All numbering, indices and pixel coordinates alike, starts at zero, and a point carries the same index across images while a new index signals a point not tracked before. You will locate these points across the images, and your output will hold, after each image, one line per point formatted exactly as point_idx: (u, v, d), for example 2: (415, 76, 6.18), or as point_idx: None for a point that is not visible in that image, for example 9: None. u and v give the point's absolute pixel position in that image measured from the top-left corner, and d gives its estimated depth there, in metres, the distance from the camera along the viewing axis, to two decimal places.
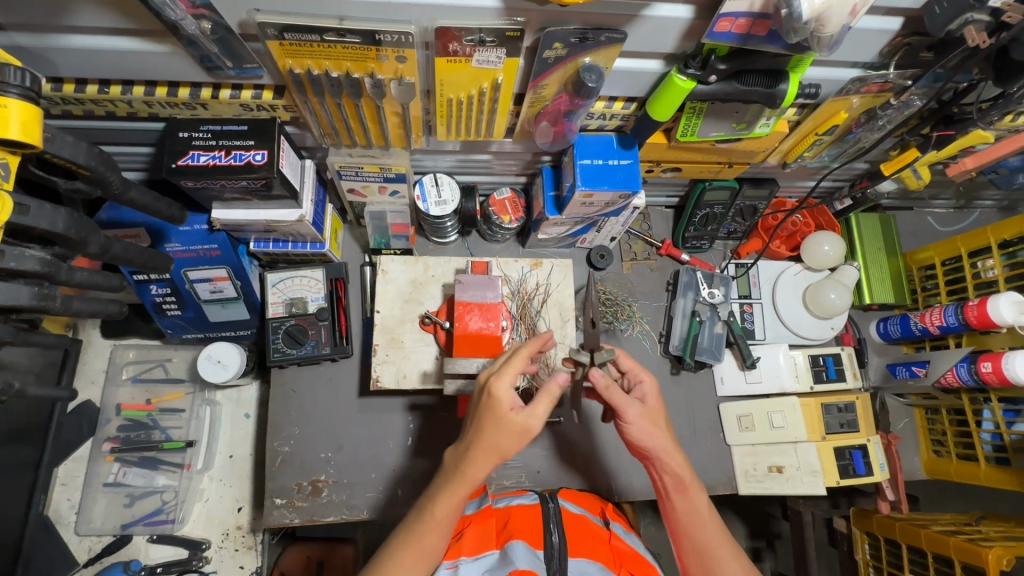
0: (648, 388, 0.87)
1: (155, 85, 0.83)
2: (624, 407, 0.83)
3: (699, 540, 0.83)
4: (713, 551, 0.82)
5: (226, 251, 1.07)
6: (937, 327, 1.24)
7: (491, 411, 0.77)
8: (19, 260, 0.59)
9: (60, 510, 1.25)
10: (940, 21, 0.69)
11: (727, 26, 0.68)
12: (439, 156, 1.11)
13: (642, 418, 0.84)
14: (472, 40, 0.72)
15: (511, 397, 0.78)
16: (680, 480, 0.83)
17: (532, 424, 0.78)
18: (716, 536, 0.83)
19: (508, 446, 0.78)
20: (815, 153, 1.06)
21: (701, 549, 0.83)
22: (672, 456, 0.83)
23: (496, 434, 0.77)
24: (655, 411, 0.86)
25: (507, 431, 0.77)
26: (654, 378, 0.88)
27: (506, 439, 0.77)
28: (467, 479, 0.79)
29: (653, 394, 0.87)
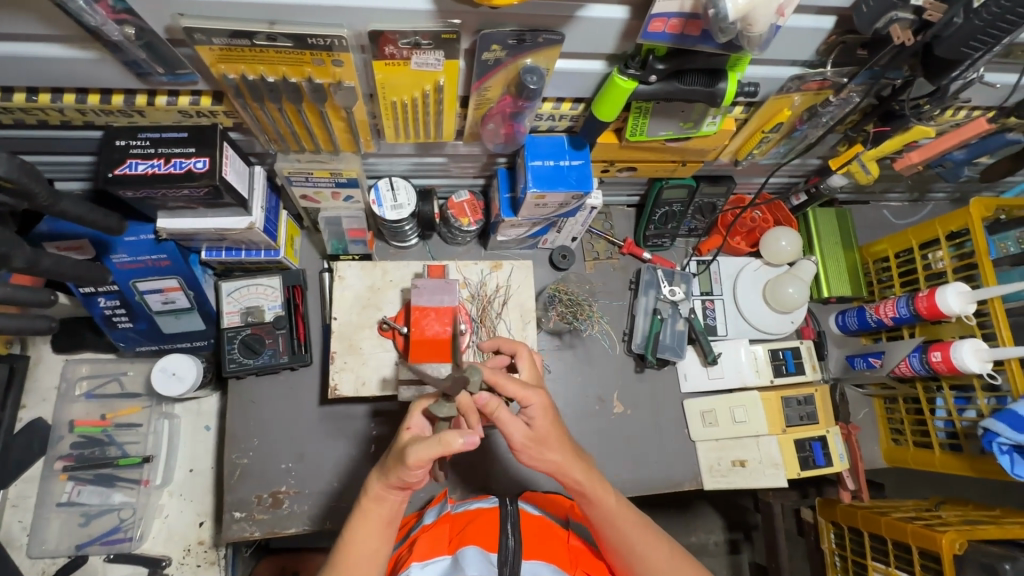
0: (536, 405, 0.83)
1: (86, 93, 0.80)
2: (510, 429, 0.82)
3: (616, 536, 0.86)
4: (633, 546, 0.85)
5: (176, 261, 1.05)
6: (891, 318, 1.26)
7: (398, 435, 0.81)
8: None
9: (12, 532, 1.21)
10: (868, 19, 0.70)
11: (660, 27, 0.68)
12: (394, 159, 1.10)
13: (531, 438, 0.82)
14: (408, 43, 0.71)
15: (418, 423, 0.81)
16: (582, 490, 0.85)
17: (404, 452, 0.74)
18: (630, 529, 0.86)
19: (395, 469, 0.76)
20: (766, 150, 1.07)
21: (623, 544, 0.86)
22: (569, 470, 0.84)
23: (391, 454, 0.79)
24: (545, 430, 0.83)
25: (394, 450, 0.78)
26: (543, 393, 0.82)
27: (393, 462, 0.77)
28: (369, 500, 0.80)
29: (540, 409, 0.83)
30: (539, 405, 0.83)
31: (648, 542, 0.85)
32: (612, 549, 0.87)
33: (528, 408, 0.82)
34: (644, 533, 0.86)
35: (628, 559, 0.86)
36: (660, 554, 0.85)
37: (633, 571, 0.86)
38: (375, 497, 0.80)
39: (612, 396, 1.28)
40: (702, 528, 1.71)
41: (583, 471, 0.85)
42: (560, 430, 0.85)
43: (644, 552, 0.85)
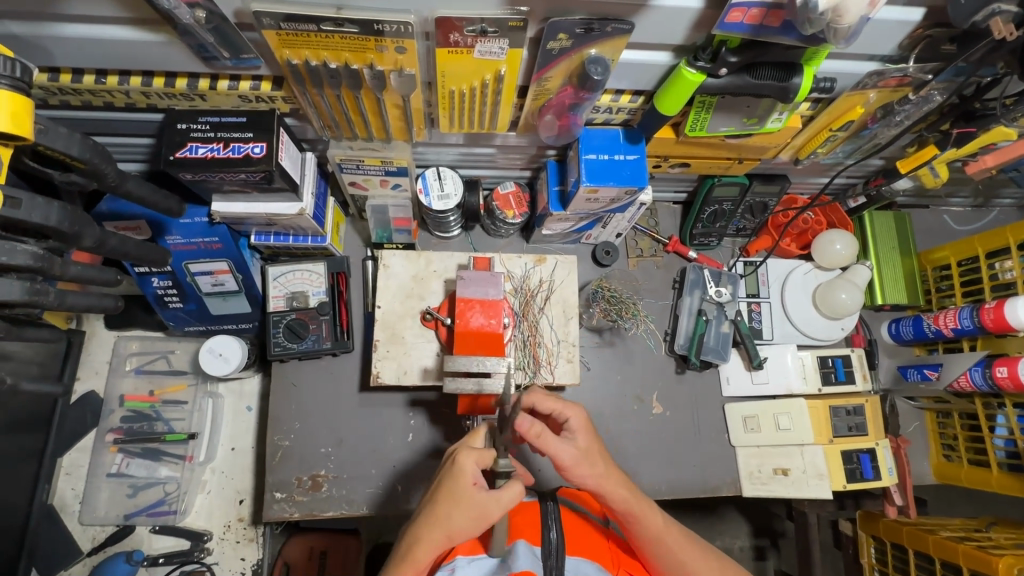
0: (575, 423, 0.87)
1: (152, 75, 0.81)
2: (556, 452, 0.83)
3: (664, 555, 0.87)
4: (684, 564, 0.87)
5: (227, 244, 1.07)
6: (951, 329, 1.21)
7: (461, 490, 0.77)
8: (10, 254, 0.58)
9: (65, 499, 1.26)
10: (965, 11, 0.65)
11: (739, 16, 0.65)
12: (442, 148, 1.09)
13: (579, 457, 0.84)
14: (474, 30, 0.69)
15: (475, 475, 0.78)
16: (630, 511, 0.86)
17: (489, 510, 0.76)
18: (682, 550, 0.87)
19: (461, 526, 0.76)
20: (829, 149, 1.02)
21: (672, 562, 0.87)
22: (616, 487, 0.86)
23: (450, 511, 0.77)
24: (590, 443, 0.86)
25: (461, 510, 0.76)
26: (581, 410, 0.87)
27: (461, 520, 0.76)
28: (414, 560, 0.77)
29: (580, 424, 0.87)
30: (580, 424, 0.87)
31: (694, 561, 0.87)
32: (660, 568, 0.88)
33: (568, 427, 0.86)
34: (692, 551, 0.88)
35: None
36: (707, 572, 0.88)
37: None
38: (422, 558, 0.77)
39: (651, 396, 1.26)
40: (731, 533, 1.68)
41: (627, 489, 0.87)
42: (600, 446, 0.88)
43: (693, 569, 0.87)
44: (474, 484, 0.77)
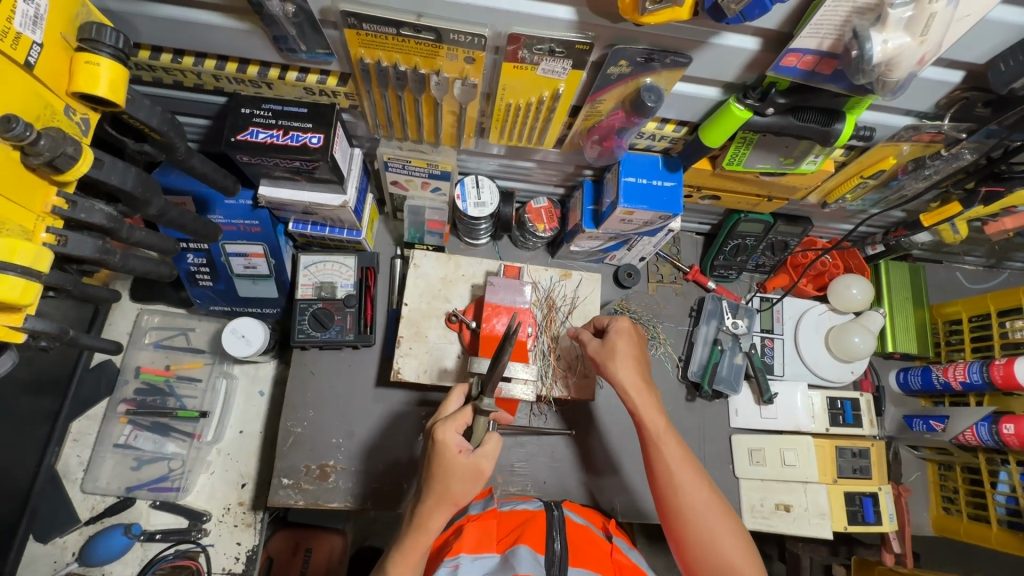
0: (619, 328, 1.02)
1: (226, 60, 0.85)
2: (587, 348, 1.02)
3: (658, 466, 0.93)
4: (672, 474, 0.92)
5: (266, 229, 1.09)
6: (960, 382, 1.23)
7: (449, 461, 0.79)
8: (88, 212, 0.61)
9: (69, 466, 1.26)
10: (1003, 77, 0.70)
11: (793, 61, 0.69)
12: (483, 158, 1.13)
13: (602, 351, 1.01)
14: (542, 49, 0.73)
15: (459, 442, 0.80)
16: (638, 411, 0.97)
17: (481, 467, 0.80)
18: (681, 470, 0.92)
19: (460, 490, 0.80)
20: (857, 196, 1.06)
21: (664, 473, 0.93)
22: (628, 383, 0.97)
23: (447, 481, 0.80)
24: (619, 345, 1.00)
25: (458, 476, 0.79)
26: (627, 318, 1.03)
27: (460, 485, 0.80)
28: (426, 529, 0.82)
29: (620, 330, 1.02)
30: (623, 330, 1.02)
31: (685, 477, 0.91)
32: (656, 478, 0.94)
33: (611, 328, 1.02)
34: (687, 470, 0.92)
35: (666, 491, 0.92)
36: (696, 494, 0.90)
37: (670, 506, 0.91)
38: (434, 527, 0.82)
39: None
40: None
41: (645, 394, 0.98)
42: (635, 357, 1.00)
43: (682, 485, 0.91)
44: (461, 452, 0.80)
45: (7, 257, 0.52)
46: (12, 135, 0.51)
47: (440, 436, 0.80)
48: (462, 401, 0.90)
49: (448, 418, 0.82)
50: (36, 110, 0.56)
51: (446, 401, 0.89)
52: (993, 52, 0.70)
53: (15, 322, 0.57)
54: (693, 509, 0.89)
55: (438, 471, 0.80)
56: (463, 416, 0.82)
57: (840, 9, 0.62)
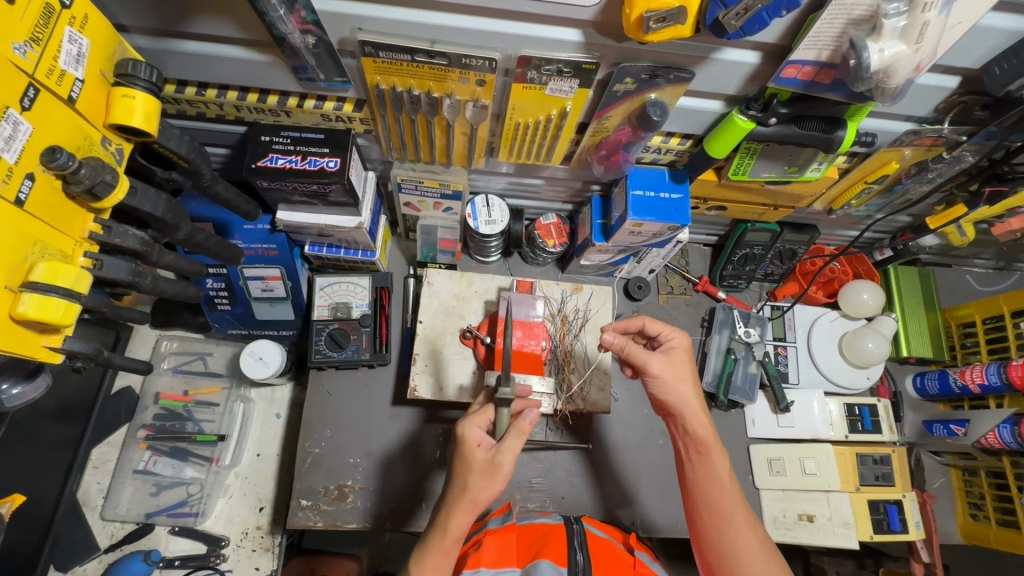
0: (677, 344, 0.97)
1: (247, 91, 0.89)
2: (649, 363, 0.94)
3: (712, 500, 0.90)
4: (729, 509, 0.88)
5: (283, 252, 1.12)
6: (978, 385, 1.22)
7: (466, 454, 0.80)
8: (122, 237, 0.64)
9: (89, 493, 1.26)
10: (999, 81, 0.72)
11: (793, 72, 0.72)
12: (493, 177, 1.16)
13: (666, 366, 0.95)
14: (551, 70, 0.76)
15: (479, 437, 0.81)
16: (700, 441, 0.93)
17: (498, 461, 0.78)
18: (738, 505, 0.88)
19: (479, 486, 0.78)
20: (862, 202, 1.08)
21: (717, 509, 0.89)
22: (693, 406, 0.93)
23: (465, 476, 0.79)
24: (683, 364, 0.95)
25: (474, 470, 0.79)
26: (685, 334, 0.98)
27: (479, 481, 0.78)
28: (447, 530, 0.79)
29: (681, 347, 0.97)
30: (683, 349, 0.97)
31: (738, 516, 0.88)
32: (705, 513, 0.90)
33: (673, 345, 0.97)
34: (743, 506, 0.89)
35: (715, 528, 0.88)
36: (746, 535, 0.86)
37: (721, 540, 0.87)
38: (455, 528, 0.79)
39: None
40: None
41: (709, 423, 0.94)
42: (695, 384, 0.96)
43: (735, 523, 0.87)
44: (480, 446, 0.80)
45: (49, 280, 0.55)
46: (57, 165, 0.54)
47: (460, 429, 0.82)
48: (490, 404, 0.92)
49: (471, 414, 0.84)
50: (76, 140, 0.59)
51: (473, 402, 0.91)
52: (987, 56, 0.72)
53: (54, 343, 0.59)
54: (742, 550, 0.86)
55: (456, 465, 0.81)
56: (484, 412, 0.84)
57: (837, 21, 0.64)
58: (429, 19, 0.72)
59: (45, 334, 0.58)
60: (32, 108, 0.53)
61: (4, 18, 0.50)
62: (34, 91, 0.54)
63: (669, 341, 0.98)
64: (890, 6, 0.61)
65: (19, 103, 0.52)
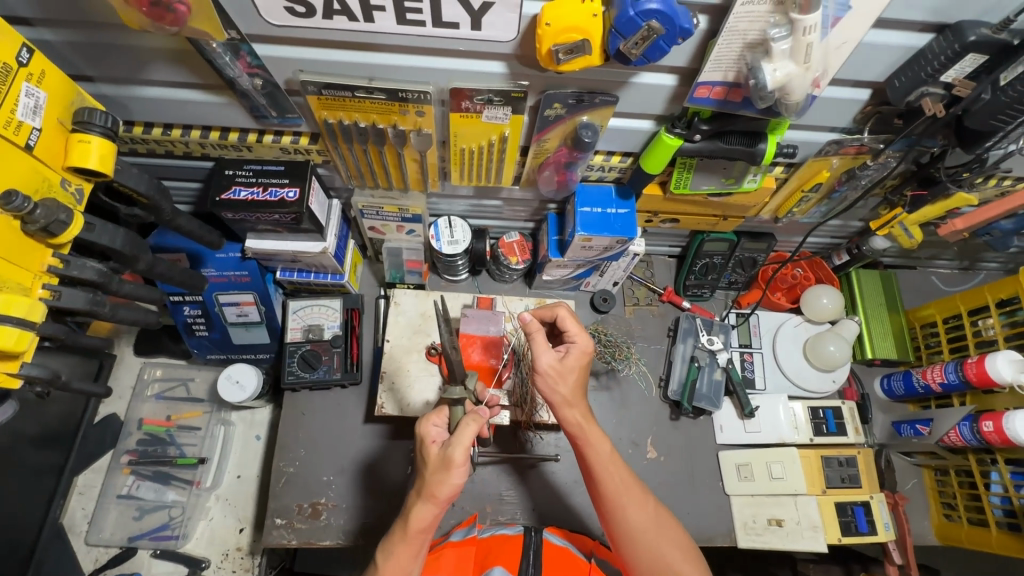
0: (576, 348, 0.92)
1: (209, 130, 0.95)
2: (541, 359, 0.88)
3: (601, 491, 0.88)
4: (619, 498, 0.87)
5: (255, 278, 1.18)
6: (939, 384, 1.24)
7: (423, 450, 0.84)
8: (81, 269, 0.70)
9: (74, 519, 1.30)
10: (900, 92, 0.77)
11: (705, 93, 0.77)
12: (454, 200, 1.22)
13: (555, 365, 0.90)
14: (482, 99, 0.82)
15: (435, 434, 0.84)
16: (576, 435, 0.90)
17: (449, 455, 0.79)
18: (627, 491, 0.88)
19: (434, 480, 0.80)
20: (806, 210, 1.12)
21: (608, 499, 0.88)
22: (570, 400, 0.89)
23: (424, 472, 0.82)
24: (573, 366, 0.90)
25: (430, 466, 0.81)
26: (588, 340, 0.92)
27: (434, 475, 0.80)
28: (412, 525, 0.82)
29: (581, 351, 0.91)
30: (582, 349, 0.92)
31: (629, 500, 0.87)
32: (598, 501, 0.89)
33: (571, 347, 0.92)
34: (633, 491, 0.89)
35: (610, 516, 0.88)
36: (641, 516, 0.87)
37: (617, 527, 0.88)
38: (419, 523, 0.82)
39: (646, 441, 1.29)
40: None
41: (583, 415, 0.91)
42: (582, 373, 0.92)
43: (626, 509, 0.87)
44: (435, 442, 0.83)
45: (3, 310, 0.60)
46: (13, 207, 0.60)
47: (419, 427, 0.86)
48: None
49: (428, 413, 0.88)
50: (36, 183, 0.65)
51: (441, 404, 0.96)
52: (889, 70, 0.76)
53: (11, 368, 0.63)
54: (638, 532, 0.87)
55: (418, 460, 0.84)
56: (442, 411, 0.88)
57: (734, 45, 0.69)
58: (365, 58, 0.78)
59: (2, 361, 0.62)
60: None
61: None
62: None
63: (572, 342, 0.93)
64: (775, 31, 0.65)
65: None
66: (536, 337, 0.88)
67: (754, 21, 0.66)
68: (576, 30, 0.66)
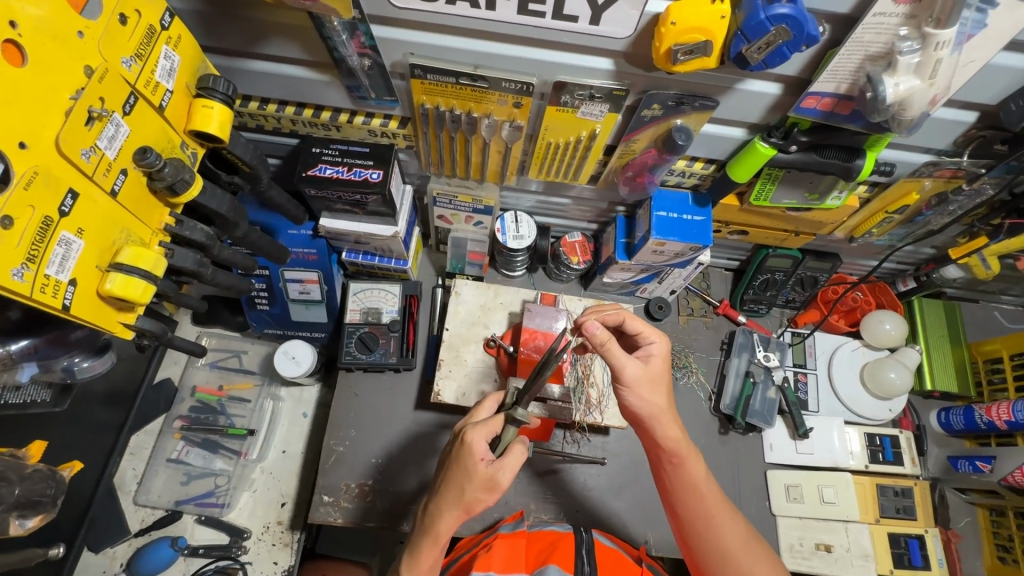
0: (655, 350, 0.90)
1: (303, 107, 0.97)
2: (632, 377, 0.86)
3: (694, 507, 0.88)
4: (711, 516, 0.87)
5: (322, 257, 1.19)
6: (1005, 421, 1.20)
7: (469, 466, 0.81)
8: (191, 231, 0.72)
9: (125, 478, 1.33)
10: (1015, 116, 0.75)
11: (813, 103, 0.77)
12: (522, 195, 1.22)
13: (642, 371, 0.87)
14: (583, 95, 0.82)
15: (483, 450, 0.82)
16: (673, 453, 0.88)
17: (498, 479, 0.81)
18: (718, 508, 0.87)
19: (475, 497, 0.81)
20: (883, 231, 1.11)
21: (701, 515, 0.87)
22: (662, 411, 0.88)
23: (464, 486, 0.81)
24: (659, 372, 0.89)
25: (474, 483, 0.81)
26: (665, 341, 0.91)
27: (476, 492, 0.81)
28: (439, 530, 0.84)
29: (660, 355, 0.90)
30: (660, 353, 0.90)
31: (720, 519, 0.87)
32: (685, 517, 0.89)
33: (647, 351, 0.91)
34: (723, 506, 0.88)
35: (702, 533, 0.87)
36: (733, 531, 0.87)
37: (704, 545, 0.87)
38: (446, 530, 0.84)
39: None
40: None
41: (678, 431, 0.89)
42: (666, 382, 0.91)
43: (720, 527, 0.87)
44: (484, 460, 0.81)
45: (133, 261, 0.62)
46: (146, 163, 0.62)
47: (466, 438, 0.82)
48: (492, 409, 0.92)
49: (477, 423, 0.84)
50: (162, 143, 0.67)
51: (477, 408, 0.91)
52: (1005, 93, 0.75)
53: (128, 320, 0.66)
54: (732, 551, 0.85)
55: (456, 472, 0.82)
56: (494, 427, 0.84)
57: (854, 57, 0.69)
58: (475, 46, 0.79)
59: (122, 311, 0.64)
60: (131, 113, 0.61)
61: (117, 36, 0.59)
62: (133, 99, 0.62)
63: (648, 345, 0.91)
64: (904, 44, 0.65)
65: (122, 108, 0.60)
66: (648, 362, 0.89)
67: (881, 33, 0.66)
68: (700, 30, 0.66)
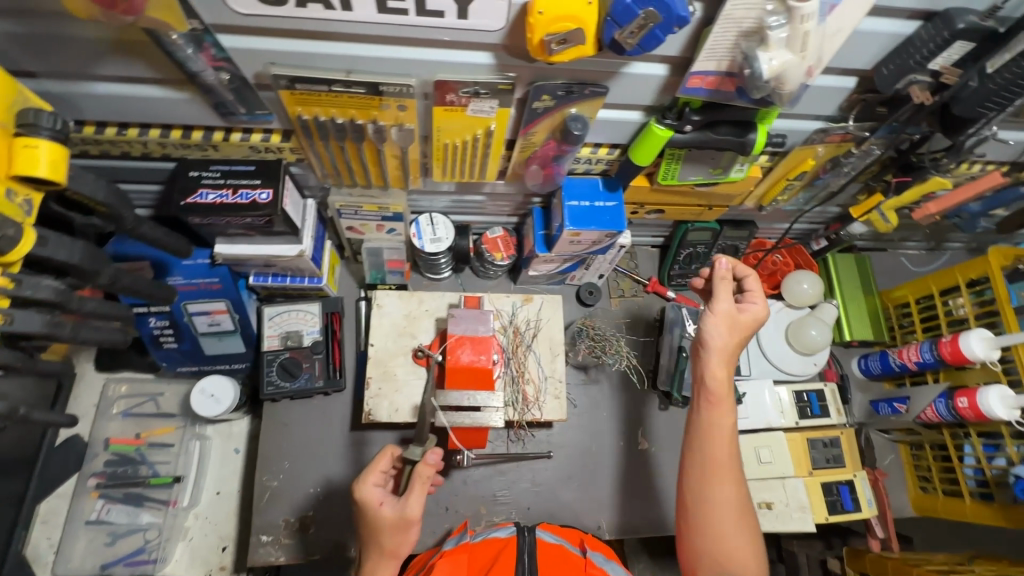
0: (752, 309, 0.92)
1: (170, 128, 0.88)
2: (718, 301, 0.89)
3: (705, 450, 0.86)
4: (717, 465, 0.85)
5: (226, 285, 1.11)
6: (914, 362, 1.27)
7: (374, 515, 0.82)
8: (34, 289, 0.66)
9: (39, 549, 1.23)
10: (888, 80, 0.77)
11: (698, 83, 0.75)
12: (435, 196, 1.17)
13: (729, 309, 0.89)
14: (468, 92, 0.78)
15: (379, 495, 0.83)
16: (713, 393, 0.88)
17: (405, 513, 0.81)
18: (723, 465, 0.85)
19: (391, 541, 0.81)
20: (790, 197, 1.14)
21: (708, 461, 0.86)
22: (721, 347, 0.88)
23: (377, 537, 0.82)
24: (744, 321, 0.90)
25: (385, 528, 0.81)
26: (766, 307, 0.92)
27: (393, 537, 0.81)
28: None
29: (755, 315, 0.91)
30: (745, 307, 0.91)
31: (725, 475, 0.85)
32: (694, 458, 0.88)
33: (747, 308, 0.92)
34: (729, 466, 0.86)
35: (697, 476, 0.86)
36: (724, 492, 0.84)
37: (695, 491, 0.86)
38: None
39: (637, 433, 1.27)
40: None
41: (728, 373, 0.89)
42: (744, 334, 0.91)
43: (718, 483, 0.85)
44: (381, 502, 0.83)
45: None
46: None
47: (360, 492, 0.84)
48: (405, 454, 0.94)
49: (365, 473, 0.86)
50: None
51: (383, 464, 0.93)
52: (877, 58, 0.77)
53: None
54: (709, 500, 0.84)
55: (369, 527, 0.83)
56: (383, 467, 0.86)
57: (728, 34, 0.68)
58: (341, 50, 0.73)
59: None
60: None
61: None
62: None
63: (751, 304, 0.93)
64: (772, 19, 0.64)
65: None
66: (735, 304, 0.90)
67: (749, 8, 0.65)
68: (570, 18, 0.63)
